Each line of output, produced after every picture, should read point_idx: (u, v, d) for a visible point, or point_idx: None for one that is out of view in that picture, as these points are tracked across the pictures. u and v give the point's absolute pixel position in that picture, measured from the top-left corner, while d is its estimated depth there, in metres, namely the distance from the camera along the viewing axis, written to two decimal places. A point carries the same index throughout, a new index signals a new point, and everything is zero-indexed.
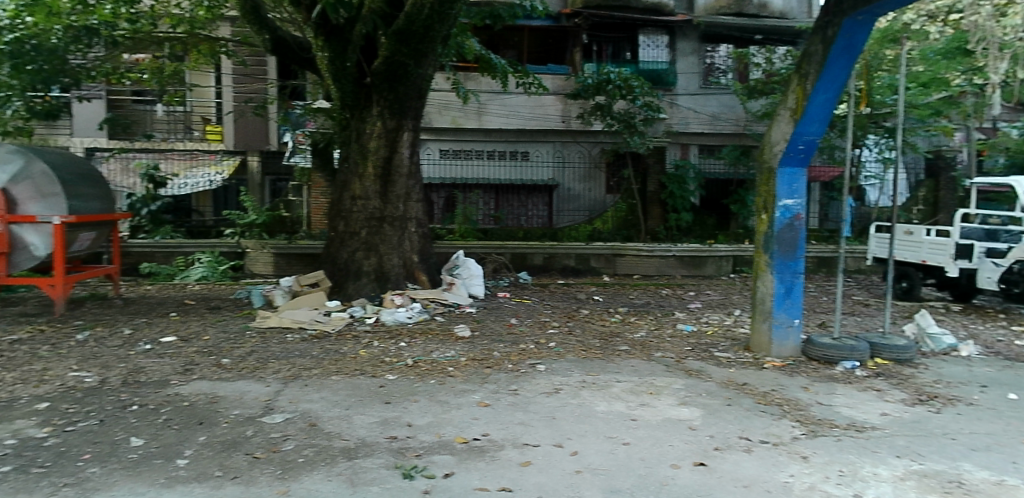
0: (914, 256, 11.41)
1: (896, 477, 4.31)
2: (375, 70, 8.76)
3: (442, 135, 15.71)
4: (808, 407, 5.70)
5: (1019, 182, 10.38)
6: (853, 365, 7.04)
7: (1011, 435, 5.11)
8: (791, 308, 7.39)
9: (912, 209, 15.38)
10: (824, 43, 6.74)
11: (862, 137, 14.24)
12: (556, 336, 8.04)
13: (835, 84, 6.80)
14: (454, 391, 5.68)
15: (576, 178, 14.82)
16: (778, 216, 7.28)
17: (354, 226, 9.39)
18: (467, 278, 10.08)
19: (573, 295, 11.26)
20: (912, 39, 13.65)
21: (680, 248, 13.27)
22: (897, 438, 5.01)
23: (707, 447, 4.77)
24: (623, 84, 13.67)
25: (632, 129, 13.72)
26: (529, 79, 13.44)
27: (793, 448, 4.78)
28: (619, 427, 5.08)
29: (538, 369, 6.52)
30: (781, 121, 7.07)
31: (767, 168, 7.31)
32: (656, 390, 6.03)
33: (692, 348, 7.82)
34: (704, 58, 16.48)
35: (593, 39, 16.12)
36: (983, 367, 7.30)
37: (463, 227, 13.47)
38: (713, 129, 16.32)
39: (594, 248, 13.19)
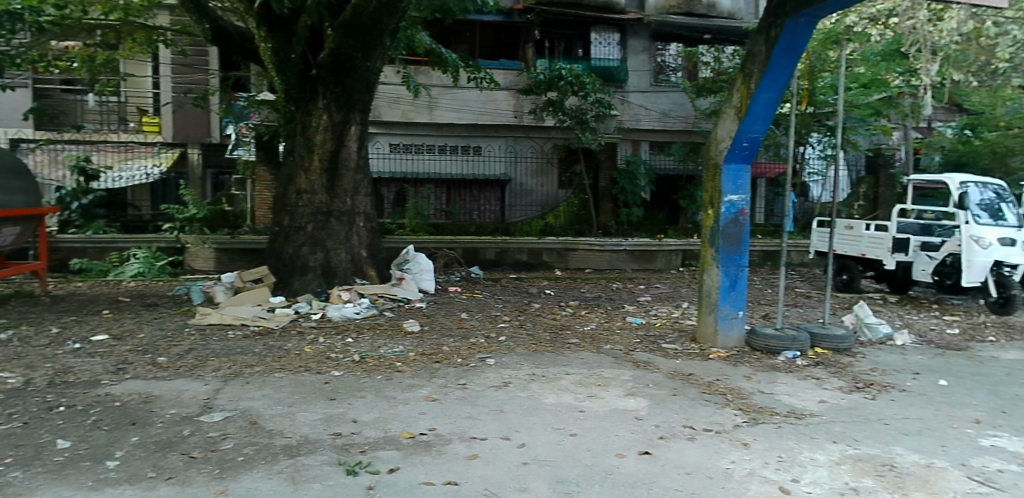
0: (854, 249, 11.81)
1: (832, 461, 4.45)
2: (321, 62, 8.64)
3: (392, 129, 15.48)
4: (750, 395, 5.83)
5: (952, 180, 10.47)
6: (794, 355, 7.25)
7: (940, 419, 5.33)
8: (736, 300, 7.54)
9: (853, 205, 15.88)
10: (767, 43, 6.90)
11: (806, 135, 14.58)
12: (506, 330, 8.06)
13: (778, 82, 6.95)
14: (402, 386, 5.63)
15: (528, 173, 15.04)
16: (723, 211, 7.41)
17: (300, 220, 9.20)
18: (417, 272, 10.02)
19: (525, 289, 11.29)
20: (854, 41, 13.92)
21: (631, 242, 13.42)
22: (835, 424, 5.17)
23: (652, 436, 4.84)
24: (575, 81, 13.65)
25: (584, 125, 13.83)
26: (480, 74, 13.31)
27: (734, 435, 4.89)
28: (567, 418, 5.11)
29: (488, 363, 6.51)
30: (727, 119, 7.20)
31: (713, 164, 7.42)
32: (604, 381, 6.09)
33: (640, 340, 7.92)
34: (655, 56, 16.65)
35: (546, 35, 16.19)
36: (916, 355, 7.60)
37: (414, 222, 13.35)
38: (663, 126, 16.57)
39: (547, 243, 13.26)
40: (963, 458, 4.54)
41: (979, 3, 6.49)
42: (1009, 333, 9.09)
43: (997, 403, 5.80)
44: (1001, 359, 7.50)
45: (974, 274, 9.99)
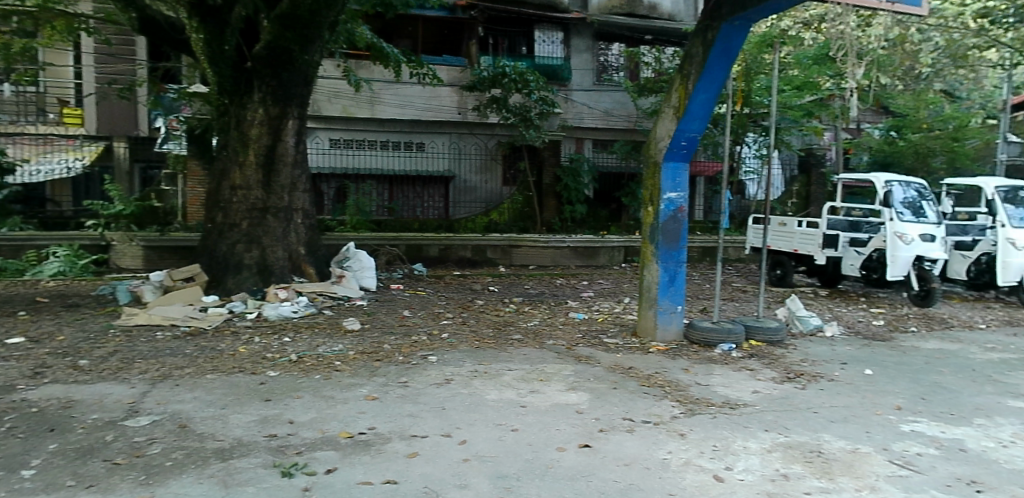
0: (787, 245, 12.19)
1: (764, 449, 4.58)
2: (256, 54, 8.42)
3: (332, 124, 15.13)
4: (687, 387, 5.96)
5: (878, 179, 10.90)
6: (730, 347, 7.44)
7: (864, 407, 5.56)
8: (675, 295, 7.70)
9: (787, 203, 16.21)
10: (703, 45, 7.06)
11: (742, 135, 14.99)
12: (449, 326, 8.02)
13: (715, 83, 7.11)
14: (341, 385, 5.53)
15: (472, 169, 14.96)
16: (663, 209, 7.54)
17: (234, 217, 8.93)
18: (357, 270, 9.87)
19: (469, 286, 11.26)
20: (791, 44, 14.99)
21: (575, 238, 13.55)
22: (767, 413, 5.33)
23: (592, 429, 4.89)
24: (519, 78, 13.68)
25: (528, 122, 13.87)
26: (423, 69, 13.20)
27: (672, 426, 4.99)
28: (509, 414, 5.12)
29: (430, 360, 6.46)
30: (666, 118, 7.34)
31: (652, 162, 7.56)
32: (546, 376, 6.12)
33: (583, 335, 8.00)
34: (598, 55, 16.81)
35: (489, 32, 16.14)
36: (844, 346, 7.91)
37: (355, 219, 13.07)
38: (606, 124, 16.76)
39: (491, 239, 13.25)
40: (886, 442, 4.74)
41: (902, 11, 6.78)
42: (930, 323, 9.56)
43: (917, 390, 6.09)
44: (922, 349, 7.88)
45: (898, 269, 10.43)
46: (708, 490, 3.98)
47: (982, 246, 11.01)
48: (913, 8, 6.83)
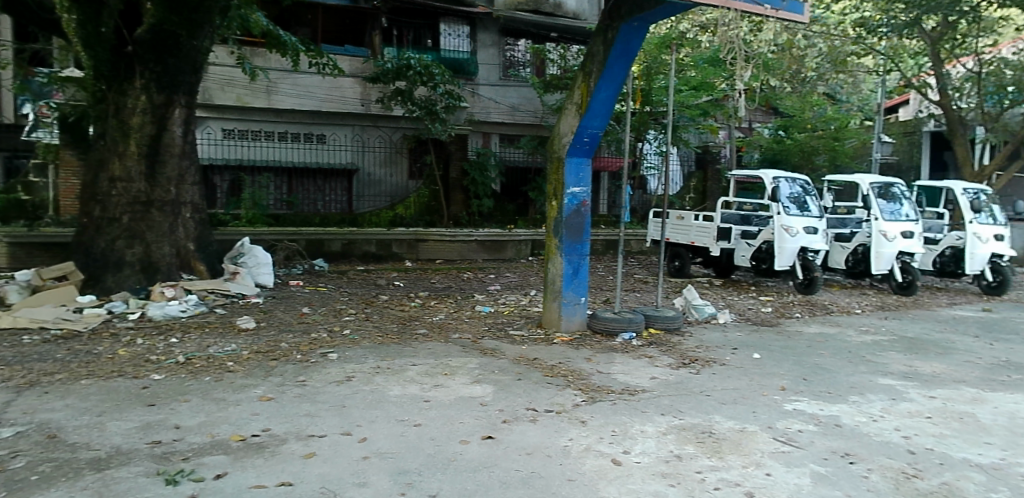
0: (684, 238, 12.72)
1: (660, 432, 4.75)
2: (137, 38, 7.96)
3: (225, 113, 14.40)
4: (589, 376, 6.08)
5: (767, 175, 11.55)
6: (630, 336, 7.67)
7: (752, 388, 5.85)
8: (578, 287, 7.84)
9: (685, 197, 16.85)
10: (604, 44, 7.22)
11: (643, 132, 15.50)
12: (352, 322, 7.84)
13: (615, 81, 7.27)
14: (233, 387, 5.28)
15: (377, 163, 14.61)
16: (566, 203, 7.65)
17: (114, 211, 8.35)
18: (253, 266, 9.48)
19: (373, 281, 11.05)
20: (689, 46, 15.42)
21: (481, 232, 13.57)
22: (663, 398, 5.52)
23: (496, 420, 4.89)
24: (424, 71, 13.50)
25: (433, 115, 13.68)
26: (323, 59, 12.82)
27: (573, 414, 5.08)
28: (412, 409, 5.04)
29: (330, 358, 6.28)
30: (569, 115, 7.47)
31: (556, 157, 7.65)
32: (451, 370, 6.08)
33: (488, 327, 8.03)
34: (504, 51, 16.79)
35: (393, 23, 15.87)
36: (736, 332, 8.32)
37: (251, 212, 12.52)
38: (512, 119, 16.83)
39: (396, 234, 12.98)
40: (771, 421, 5.01)
41: (786, 17, 7.14)
42: (812, 309, 10.20)
43: (799, 371, 6.48)
44: (805, 333, 8.41)
45: (785, 259, 11.07)
46: (606, 474, 4.07)
47: (859, 238, 11.84)
48: (795, 14, 7.23)
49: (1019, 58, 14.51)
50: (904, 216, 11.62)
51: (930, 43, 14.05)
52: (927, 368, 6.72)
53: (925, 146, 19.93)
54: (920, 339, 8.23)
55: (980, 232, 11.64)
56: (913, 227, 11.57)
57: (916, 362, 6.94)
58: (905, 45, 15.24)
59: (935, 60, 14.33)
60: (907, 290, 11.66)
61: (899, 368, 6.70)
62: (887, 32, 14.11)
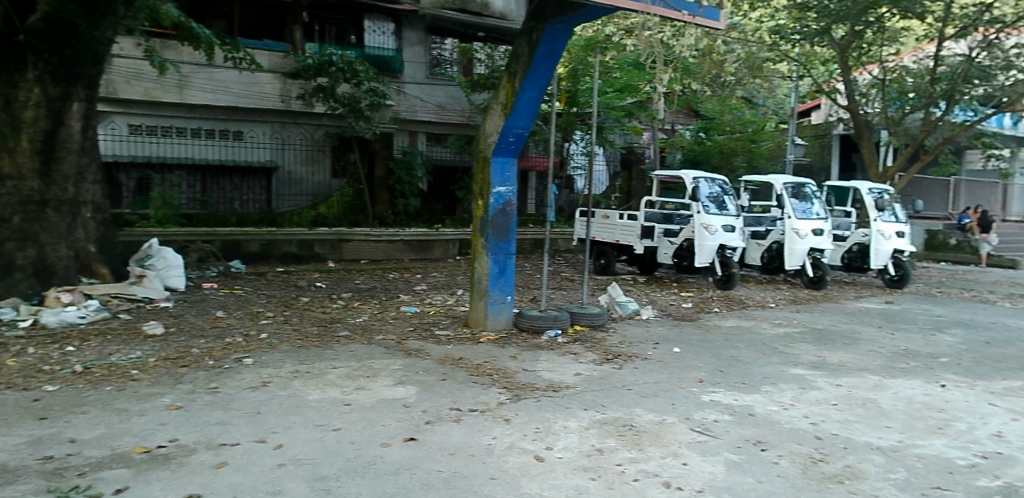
0: (609, 236, 12.91)
1: (582, 427, 4.78)
2: (29, 27, 7.40)
3: (130, 109, 13.50)
4: (514, 374, 6.08)
5: (687, 175, 11.86)
6: (556, 333, 7.71)
7: (672, 382, 5.98)
8: (504, 286, 7.83)
9: (610, 197, 17.16)
10: (529, 45, 7.25)
11: (570, 133, 15.70)
12: (269, 326, 7.57)
13: (541, 82, 7.31)
14: (137, 396, 5.00)
15: (298, 160, 14.46)
16: (492, 202, 7.63)
17: (2, 212, 7.70)
18: (162, 269, 9.04)
19: (294, 282, 10.75)
20: (615, 49, 15.58)
21: (407, 232, 13.44)
22: (586, 393, 5.57)
23: (419, 422, 4.81)
24: (347, 67, 13.18)
25: (357, 113, 13.37)
26: (239, 53, 12.31)
27: (498, 412, 5.05)
28: (331, 413, 4.90)
29: (245, 363, 6.04)
30: (494, 115, 7.45)
31: (481, 157, 7.61)
32: (373, 372, 5.94)
33: (414, 328, 7.92)
34: (430, 49, 16.58)
35: (315, 18, 15.47)
36: (659, 327, 8.52)
37: (161, 212, 11.90)
38: (439, 118, 16.66)
39: (319, 234, 12.65)
40: (688, 412, 5.14)
41: (702, 23, 7.36)
42: (730, 304, 10.55)
43: (716, 364, 6.67)
44: (723, 327, 8.70)
45: (705, 256, 11.43)
46: (528, 471, 4.05)
47: (774, 235, 12.39)
48: (711, 21, 7.43)
49: (919, 66, 15.46)
50: (815, 214, 12.16)
51: (839, 51, 14.70)
52: (834, 358, 7.04)
53: (834, 149, 20.99)
54: (829, 330, 8.65)
55: (883, 229, 12.31)
56: (823, 224, 12.14)
57: (825, 353, 7.27)
58: (816, 52, 15.96)
59: (844, 66, 15.03)
60: (817, 284, 12.22)
61: (809, 358, 6.99)
62: (800, 40, 14.71)
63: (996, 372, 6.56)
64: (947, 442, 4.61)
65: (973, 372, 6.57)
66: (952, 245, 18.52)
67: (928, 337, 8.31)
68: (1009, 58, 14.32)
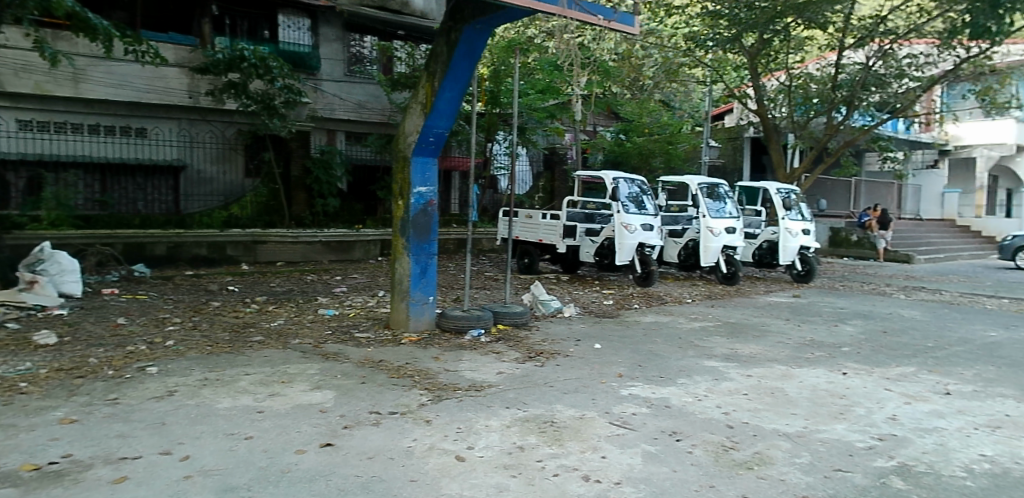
0: (532, 235, 12.99)
1: (503, 425, 4.77)
2: None
3: (19, 102, 12.52)
4: (436, 375, 6.01)
5: (608, 176, 12.07)
6: (479, 333, 7.69)
7: (592, 377, 6.07)
8: (426, 286, 7.74)
9: (534, 197, 17.29)
10: (448, 45, 7.20)
11: (492, 133, 15.70)
12: (176, 333, 7.20)
13: (460, 81, 7.25)
14: (26, 411, 4.65)
15: (208, 159, 13.81)
16: (412, 203, 7.52)
17: None
18: (56, 274, 8.48)
19: (204, 286, 10.28)
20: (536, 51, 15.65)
21: (326, 233, 13.18)
22: (508, 392, 5.56)
23: (336, 427, 4.68)
24: (260, 63, 12.66)
25: (271, 111, 12.94)
26: (141, 46, 11.65)
27: (418, 414, 4.98)
28: (243, 421, 4.70)
29: (148, 372, 5.72)
30: (413, 114, 7.35)
31: (401, 156, 7.51)
32: (289, 378, 5.75)
33: (332, 331, 7.70)
34: (349, 46, 16.26)
35: (225, 11, 14.90)
36: (581, 324, 8.63)
37: (54, 213, 11.18)
38: (358, 116, 16.31)
39: (231, 235, 12.15)
40: (608, 406, 5.21)
41: (619, 29, 7.47)
42: (649, 300, 10.81)
43: (635, 359, 6.80)
44: (642, 322, 8.91)
45: (625, 254, 11.66)
46: (448, 472, 4.01)
47: (690, 233, 12.78)
48: (627, 26, 7.56)
49: (821, 73, 16.27)
50: (728, 213, 12.61)
51: (750, 58, 15.31)
52: (746, 350, 7.32)
53: (746, 151, 21.94)
54: (742, 323, 9.01)
55: (790, 227, 12.91)
56: (735, 223, 12.62)
57: (737, 345, 7.56)
58: (728, 58, 16.64)
59: (754, 71, 15.69)
60: (731, 280, 12.70)
61: (722, 350, 7.24)
62: (713, 47, 15.07)
63: (892, 359, 6.99)
64: (847, 427, 4.85)
65: (871, 359, 6.98)
66: (853, 241, 19.66)
67: (831, 328, 8.78)
68: (900, 67, 15.29)
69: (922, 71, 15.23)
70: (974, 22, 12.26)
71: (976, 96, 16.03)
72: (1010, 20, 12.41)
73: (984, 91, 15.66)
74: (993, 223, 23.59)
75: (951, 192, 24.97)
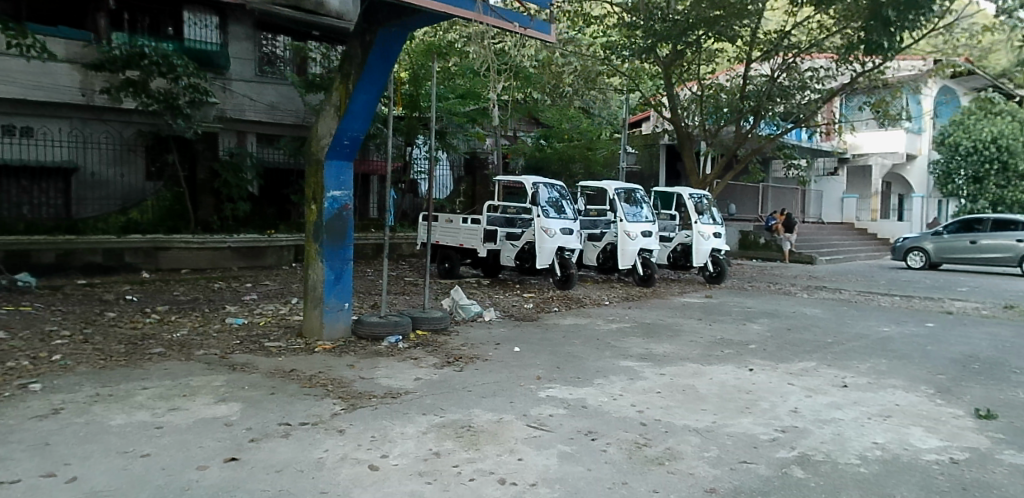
0: (452, 240, 12.89)
1: (420, 432, 4.68)
2: None
3: None
4: (350, 383, 5.85)
5: (528, 181, 12.12)
6: (396, 339, 7.53)
7: (510, 380, 6.05)
8: (341, 292, 7.54)
9: (455, 201, 17.21)
10: (362, 47, 7.03)
11: (411, 137, 15.51)
12: (65, 347, 6.72)
13: (377, 84, 7.12)
14: None
15: (103, 160, 13.04)
16: (326, 207, 7.32)
17: None
18: None
19: (98, 296, 9.65)
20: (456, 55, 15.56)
21: (236, 238, 12.71)
22: (425, 398, 5.48)
23: (242, 440, 4.47)
24: (162, 60, 12.09)
25: (175, 111, 12.31)
26: (28, 39, 10.86)
27: (331, 424, 4.82)
28: (138, 438, 4.42)
29: (32, 389, 5.30)
30: (327, 117, 7.15)
31: (314, 160, 7.28)
32: (191, 391, 5.46)
33: (240, 341, 7.37)
34: (260, 45, 15.65)
35: (123, 6, 14.08)
36: (500, 328, 8.63)
37: None
38: (270, 118, 15.79)
39: (129, 241, 11.51)
40: (525, 409, 5.21)
41: (536, 36, 7.57)
42: (568, 303, 10.92)
43: (554, 361, 6.84)
44: (561, 324, 8.99)
45: (545, 258, 11.72)
46: (360, 482, 3.89)
47: (608, 237, 13.02)
48: (543, 34, 7.67)
49: (731, 84, 16.86)
50: (644, 218, 12.92)
51: (664, 67, 15.68)
52: (660, 349, 7.50)
53: (661, 157, 22.71)
54: (657, 324, 9.23)
55: (703, 230, 13.36)
56: (651, 227, 12.94)
57: (652, 345, 7.73)
58: (644, 68, 17.06)
59: (668, 80, 16.12)
60: (647, 282, 13.00)
61: (637, 350, 7.39)
62: (629, 56, 15.42)
63: (795, 355, 7.32)
64: (753, 420, 5.03)
65: (776, 356, 7.28)
66: (761, 243, 20.57)
67: (740, 326, 9.13)
68: (803, 80, 15.93)
69: (823, 83, 16.04)
70: (868, 39, 13.09)
71: (870, 108, 17.04)
72: (899, 38, 13.34)
73: (877, 103, 16.69)
74: (887, 226, 25.55)
75: (849, 197, 26.86)
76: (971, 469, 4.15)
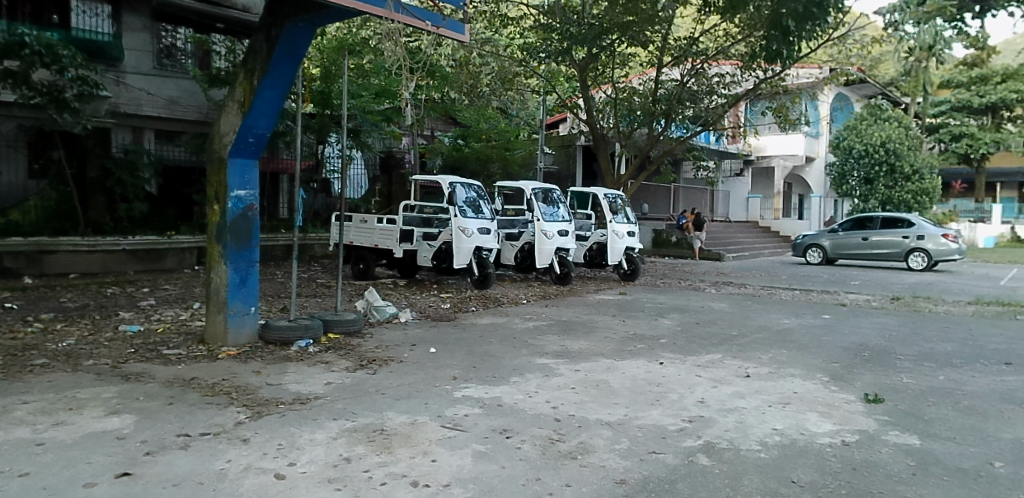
0: (367, 241, 12.62)
1: (329, 437, 4.53)
2: None
3: None
4: (256, 390, 5.60)
5: (444, 180, 11.96)
6: (307, 343, 7.29)
7: (425, 382, 5.96)
8: (246, 296, 7.23)
9: (370, 201, 16.88)
10: (268, 41, 6.76)
11: (324, 135, 15.07)
12: None
13: (283, 80, 6.86)
14: None
15: None
16: (230, 207, 6.99)
17: None
18: None
19: None
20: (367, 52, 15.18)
21: (132, 240, 12.09)
22: (336, 402, 5.31)
23: (135, 454, 4.20)
24: (46, 50, 11.25)
25: (60, 104, 11.55)
26: None
27: (234, 433, 4.59)
28: (16, 457, 4.07)
29: None
30: (230, 113, 6.82)
31: (217, 158, 6.93)
32: (78, 404, 5.08)
33: (136, 349, 6.95)
34: (159, 37, 14.83)
35: None
36: (415, 329, 8.50)
37: None
38: (171, 114, 14.97)
39: (9, 245, 10.66)
40: (440, 410, 5.14)
41: (449, 35, 7.49)
42: (485, 303, 10.89)
43: (469, 361, 6.79)
44: (478, 324, 8.96)
45: (462, 258, 11.61)
46: (265, 492, 3.72)
47: (526, 236, 13.07)
48: (456, 33, 7.60)
49: (643, 87, 17.23)
50: (560, 217, 13.04)
51: (580, 71, 15.81)
52: (575, 346, 7.58)
53: (577, 158, 23.03)
54: (573, 321, 9.34)
55: (617, 229, 13.62)
56: (567, 226, 13.08)
57: (567, 342, 7.81)
58: (560, 70, 17.20)
59: (584, 82, 16.28)
60: (564, 280, 13.13)
61: (553, 348, 7.44)
62: (545, 59, 15.53)
63: (702, 347, 7.58)
64: (662, 411, 5.15)
65: (686, 349, 7.50)
66: (673, 242, 21.20)
67: (652, 322, 9.35)
68: (711, 85, 16.44)
69: (729, 88, 16.64)
70: (770, 47, 13.66)
71: (772, 112, 17.82)
72: (797, 47, 13.94)
73: (778, 109, 17.45)
74: (787, 224, 26.59)
75: (753, 197, 27.84)
76: (860, 450, 4.40)
